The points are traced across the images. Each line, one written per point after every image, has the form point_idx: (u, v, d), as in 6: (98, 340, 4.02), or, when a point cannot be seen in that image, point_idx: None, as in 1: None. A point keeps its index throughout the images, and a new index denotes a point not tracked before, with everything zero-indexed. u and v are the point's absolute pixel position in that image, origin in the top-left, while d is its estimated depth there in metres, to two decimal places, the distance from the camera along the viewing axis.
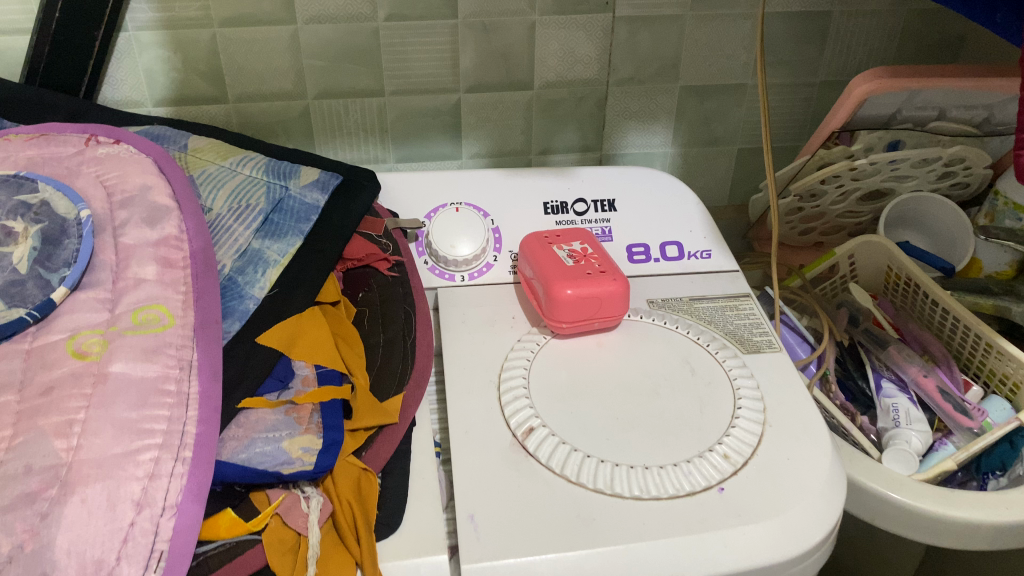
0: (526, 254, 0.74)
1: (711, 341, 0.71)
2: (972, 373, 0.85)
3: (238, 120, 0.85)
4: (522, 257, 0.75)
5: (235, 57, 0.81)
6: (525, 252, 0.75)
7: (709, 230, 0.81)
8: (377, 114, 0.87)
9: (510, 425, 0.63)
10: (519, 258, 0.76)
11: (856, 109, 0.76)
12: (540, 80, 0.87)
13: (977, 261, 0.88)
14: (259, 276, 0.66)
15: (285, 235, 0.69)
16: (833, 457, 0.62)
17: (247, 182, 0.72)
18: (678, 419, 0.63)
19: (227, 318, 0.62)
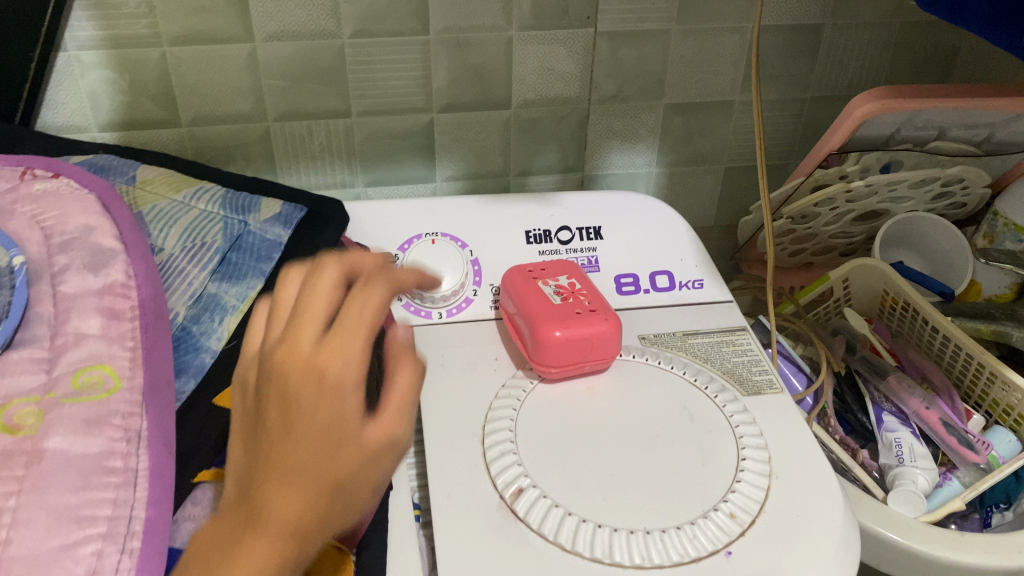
0: (509, 289, 0.69)
1: (709, 383, 0.66)
2: (973, 402, 0.81)
3: (192, 145, 0.79)
4: (504, 292, 0.70)
5: (187, 77, 0.74)
6: (507, 287, 0.70)
7: (701, 258, 0.77)
8: (344, 137, 0.81)
9: (497, 485, 0.57)
10: (501, 293, 0.70)
11: (855, 130, 0.72)
12: (518, 99, 0.82)
13: (976, 283, 0.84)
14: (215, 325, 0.60)
15: (245, 277, 0.63)
16: (845, 511, 0.58)
17: (201, 218, 0.66)
18: (679, 474, 0.58)
19: (181, 375, 0.57)
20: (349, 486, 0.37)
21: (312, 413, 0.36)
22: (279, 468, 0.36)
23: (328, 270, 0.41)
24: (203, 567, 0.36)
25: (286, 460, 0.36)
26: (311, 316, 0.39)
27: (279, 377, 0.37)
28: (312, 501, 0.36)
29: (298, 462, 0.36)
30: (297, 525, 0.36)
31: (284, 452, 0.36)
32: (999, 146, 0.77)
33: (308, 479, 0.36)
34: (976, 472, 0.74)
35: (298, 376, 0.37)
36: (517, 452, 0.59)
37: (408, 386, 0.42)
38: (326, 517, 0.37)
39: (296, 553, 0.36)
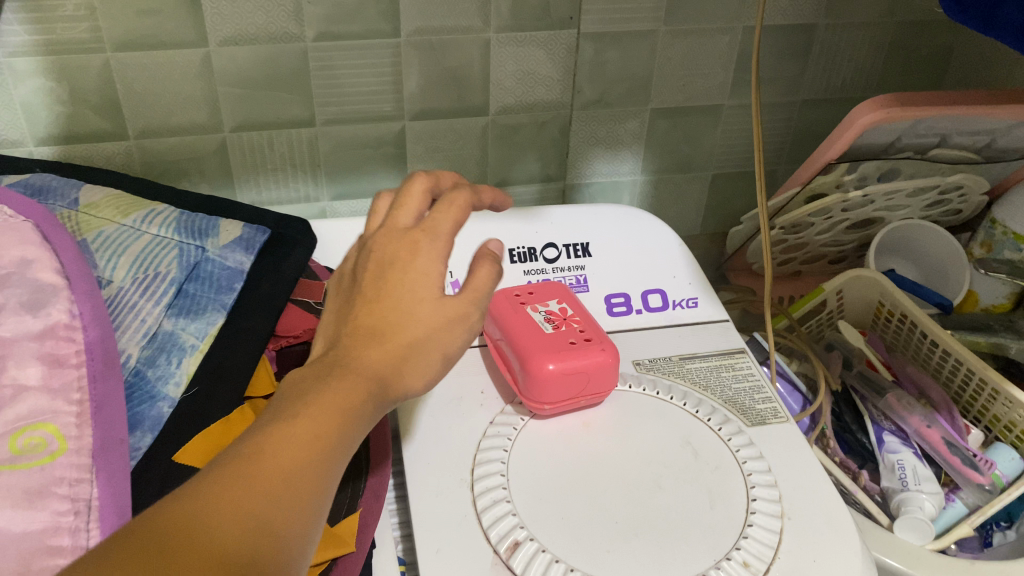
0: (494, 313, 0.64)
1: (712, 415, 0.62)
2: (971, 417, 0.79)
3: (141, 159, 0.72)
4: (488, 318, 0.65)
5: (135, 85, 0.67)
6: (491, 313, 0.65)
7: (696, 275, 0.72)
8: (308, 147, 0.75)
9: (490, 539, 0.52)
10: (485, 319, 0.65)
11: (856, 139, 0.68)
12: (496, 105, 0.77)
13: (974, 293, 0.82)
14: (173, 368, 0.53)
15: (204, 312, 0.57)
16: (863, 553, 0.54)
17: (154, 244, 0.59)
18: (687, 519, 0.54)
19: (136, 429, 0.50)
20: (431, 332, 0.39)
21: (407, 264, 0.40)
22: (375, 310, 0.39)
23: (417, 183, 0.44)
24: (290, 394, 0.36)
25: (381, 313, 0.39)
26: (409, 208, 0.42)
27: (383, 245, 0.41)
28: (396, 346, 0.38)
29: (391, 301, 0.39)
30: (385, 356, 0.38)
31: (376, 297, 0.39)
32: (1000, 151, 0.74)
33: (399, 319, 0.39)
34: (982, 494, 0.71)
35: (401, 237, 0.40)
36: (511, 500, 0.55)
37: (490, 266, 0.43)
38: (406, 366, 0.39)
39: (379, 385, 0.37)
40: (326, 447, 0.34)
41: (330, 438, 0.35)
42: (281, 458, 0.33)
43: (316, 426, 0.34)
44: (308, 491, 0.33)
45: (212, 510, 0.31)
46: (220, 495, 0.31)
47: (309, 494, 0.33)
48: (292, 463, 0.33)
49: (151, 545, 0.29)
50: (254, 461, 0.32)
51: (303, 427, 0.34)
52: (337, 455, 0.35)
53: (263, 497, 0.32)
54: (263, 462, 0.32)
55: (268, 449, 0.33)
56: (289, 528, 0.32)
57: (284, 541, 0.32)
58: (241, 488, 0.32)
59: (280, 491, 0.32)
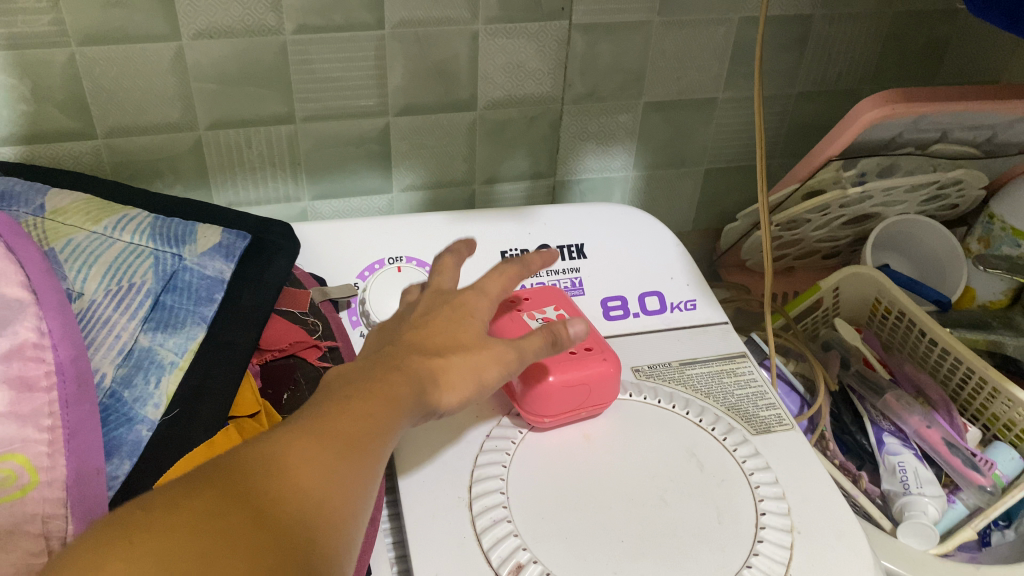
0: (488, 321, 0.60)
1: (715, 423, 0.60)
2: (969, 415, 0.78)
3: (111, 160, 0.68)
4: None
5: (104, 81, 0.63)
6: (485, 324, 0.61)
7: (693, 277, 0.71)
8: (288, 145, 0.72)
9: (491, 563, 0.50)
10: None
11: (859, 135, 0.66)
12: (484, 99, 0.74)
13: (971, 289, 0.81)
14: (152, 389, 0.50)
15: (183, 326, 0.53)
16: (876, 568, 0.52)
17: (127, 253, 0.55)
18: (697, 537, 0.52)
19: (112, 456, 0.47)
20: (466, 359, 0.45)
21: (451, 311, 0.48)
22: (419, 338, 0.45)
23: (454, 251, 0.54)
24: (342, 387, 0.40)
25: (425, 339, 0.45)
26: (448, 275, 0.52)
27: (431, 301, 0.49)
28: (437, 364, 0.44)
29: (436, 336, 0.46)
30: (428, 367, 0.43)
31: (421, 329, 0.46)
32: (999, 146, 0.72)
33: (443, 348, 0.45)
34: (982, 495, 0.70)
35: (447, 300, 0.49)
36: (513, 520, 0.52)
37: (542, 336, 0.49)
38: (443, 378, 0.44)
39: (422, 389, 0.42)
40: (380, 422, 0.38)
41: (384, 417, 0.39)
42: (347, 425, 0.37)
43: (376, 407, 0.39)
44: (369, 455, 0.37)
45: (293, 458, 0.34)
46: (299, 445, 0.35)
47: (370, 459, 0.37)
48: (353, 436, 0.37)
49: (235, 484, 0.32)
50: (327, 425, 0.36)
51: (363, 404, 0.39)
52: (391, 433, 0.39)
53: (336, 453, 0.36)
54: (332, 427, 0.36)
55: (335, 417, 0.37)
56: (355, 484, 0.36)
57: (350, 495, 0.35)
58: (317, 446, 0.35)
59: (350, 451, 0.36)
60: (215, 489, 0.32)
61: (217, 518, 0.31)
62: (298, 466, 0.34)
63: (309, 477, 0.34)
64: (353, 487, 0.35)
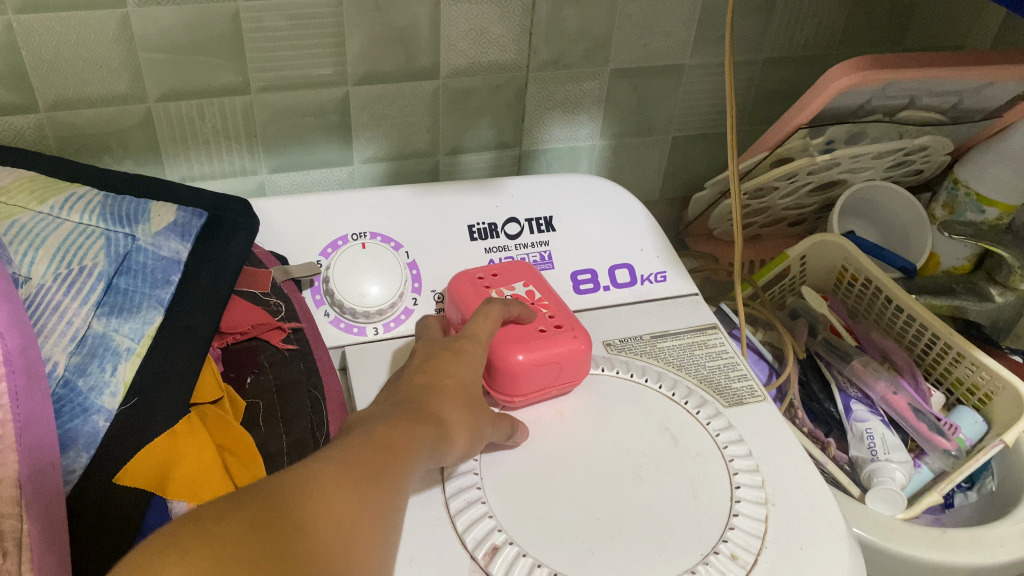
0: (457, 299, 0.60)
1: (688, 397, 0.59)
2: (933, 380, 0.78)
3: (56, 135, 0.64)
4: (449, 300, 0.61)
5: (44, 51, 0.60)
6: (452, 294, 0.61)
7: (662, 249, 0.71)
8: (243, 117, 0.69)
9: (466, 544, 0.49)
10: (446, 302, 0.62)
11: (828, 102, 0.65)
12: (446, 67, 0.71)
13: (935, 256, 0.82)
14: (107, 377, 0.48)
15: (139, 311, 0.51)
16: (849, 536, 0.52)
17: (76, 234, 0.52)
18: (671, 513, 0.51)
19: (69, 449, 0.45)
20: (470, 405, 0.48)
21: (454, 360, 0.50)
22: (429, 382, 0.48)
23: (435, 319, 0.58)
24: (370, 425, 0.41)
25: (433, 382, 0.48)
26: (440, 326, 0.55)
27: (431, 349, 0.52)
28: (449, 407, 0.47)
29: (445, 381, 0.48)
30: (439, 411, 0.46)
31: (427, 374, 0.49)
32: (966, 112, 0.72)
33: (451, 391, 0.48)
34: (948, 459, 0.71)
35: (447, 348, 0.51)
36: (487, 501, 0.51)
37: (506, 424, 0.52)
38: (453, 419, 0.46)
39: (438, 432, 0.44)
40: (399, 461, 0.39)
41: (405, 452, 0.40)
42: (371, 457, 0.38)
43: (397, 441, 0.40)
44: (393, 484, 0.37)
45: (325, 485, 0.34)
46: (329, 469, 0.35)
47: (395, 487, 0.37)
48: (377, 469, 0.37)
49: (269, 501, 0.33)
50: (352, 457, 0.37)
51: (384, 441, 0.40)
52: (410, 468, 0.40)
53: (363, 480, 0.36)
54: (358, 458, 0.37)
55: (359, 450, 0.38)
56: (382, 509, 0.36)
57: (377, 520, 0.35)
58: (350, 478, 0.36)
59: (375, 479, 0.37)
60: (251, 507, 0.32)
61: (252, 533, 0.31)
62: (329, 489, 0.34)
63: (339, 500, 0.34)
64: (379, 512, 0.36)
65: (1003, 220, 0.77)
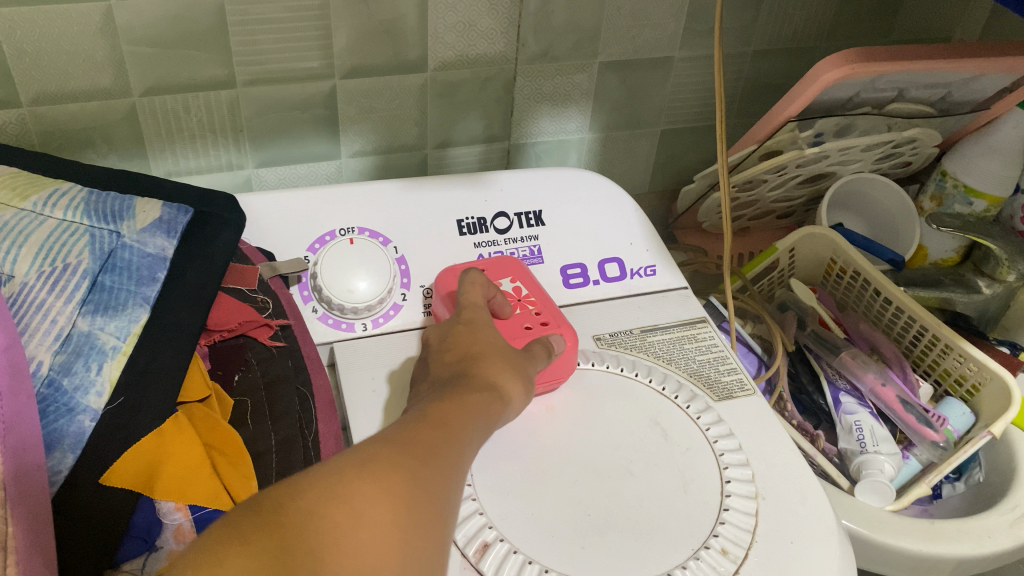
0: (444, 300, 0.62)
1: (678, 391, 0.59)
2: (922, 371, 0.79)
3: (38, 130, 0.64)
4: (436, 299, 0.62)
5: (24, 44, 0.59)
6: (439, 290, 0.62)
7: (652, 242, 0.70)
8: (229, 111, 0.68)
9: (457, 541, 0.49)
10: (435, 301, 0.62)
11: (818, 94, 0.65)
12: (434, 60, 0.71)
13: (923, 248, 0.82)
14: (93, 376, 0.47)
15: (124, 308, 0.50)
16: (838, 529, 0.53)
17: (60, 231, 0.52)
18: (662, 508, 0.51)
19: (54, 450, 0.44)
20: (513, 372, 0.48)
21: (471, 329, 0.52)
22: (460, 356, 0.49)
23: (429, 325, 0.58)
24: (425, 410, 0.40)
25: (465, 354, 0.49)
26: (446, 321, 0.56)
27: (442, 332, 0.53)
28: (492, 374, 0.47)
29: (473, 348, 0.49)
30: (486, 377, 0.46)
31: (456, 350, 0.50)
32: (954, 104, 0.72)
33: (486, 356, 0.48)
34: (936, 451, 0.71)
35: (460, 326, 0.52)
36: (478, 498, 0.51)
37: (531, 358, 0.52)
38: (499, 386, 0.46)
39: (490, 396, 0.44)
40: (453, 438, 0.39)
41: (457, 430, 0.39)
42: (426, 435, 0.37)
43: (448, 419, 0.40)
44: (448, 464, 0.36)
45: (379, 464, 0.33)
46: (382, 453, 0.34)
47: (448, 468, 0.36)
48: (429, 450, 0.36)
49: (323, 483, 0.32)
50: (406, 441, 0.36)
51: (436, 417, 0.39)
52: (464, 444, 0.39)
53: (418, 462, 0.35)
54: (412, 442, 0.36)
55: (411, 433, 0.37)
56: (439, 487, 0.35)
57: (436, 503, 0.34)
58: (405, 458, 0.35)
59: (429, 459, 0.36)
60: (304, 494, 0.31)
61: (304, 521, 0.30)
62: (380, 472, 0.33)
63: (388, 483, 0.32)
64: (437, 492, 0.34)
65: (991, 212, 0.77)
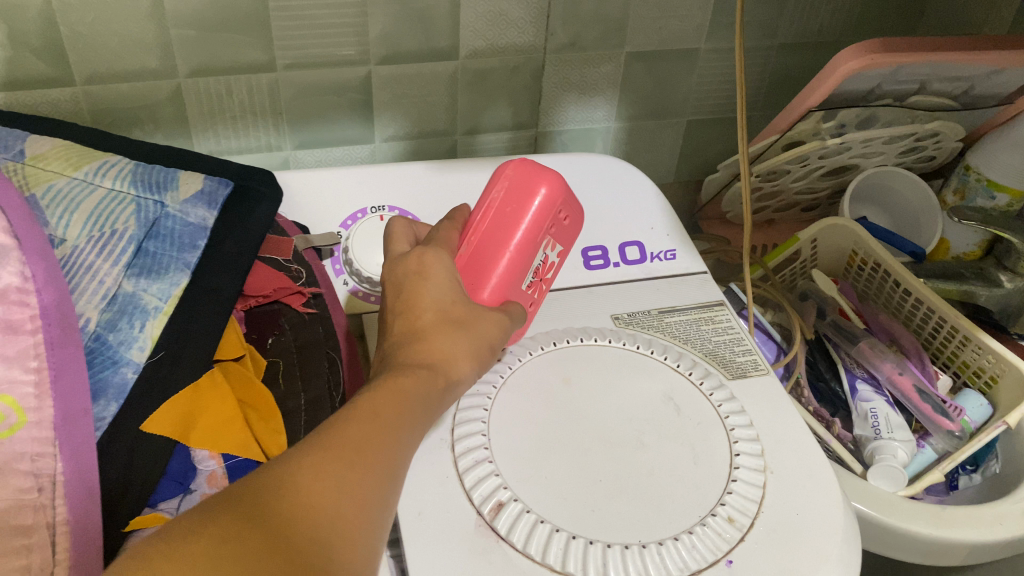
0: (514, 183, 0.55)
1: (693, 368, 0.61)
2: (941, 363, 0.79)
3: (90, 108, 0.67)
4: (521, 177, 0.55)
5: (79, 26, 0.63)
6: (510, 173, 0.55)
7: (673, 228, 0.72)
8: (269, 94, 0.71)
9: (473, 500, 0.51)
10: (523, 172, 0.55)
11: (839, 85, 0.67)
12: (465, 49, 0.73)
13: (945, 241, 0.83)
14: (136, 332, 0.50)
15: (167, 272, 0.53)
16: (844, 505, 0.54)
17: (109, 200, 0.55)
18: (672, 477, 0.53)
19: (99, 398, 0.47)
20: (473, 344, 0.46)
21: (418, 279, 0.47)
22: (408, 328, 0.45)
23: (401, 223, 0.54)
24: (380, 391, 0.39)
25: (414, 324, 0.45)
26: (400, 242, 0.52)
27: (393, 272, 0.48)
28: (442, 341, 0.44)
29: (419, 305, 0.46)
30: (429, 353, 0.43)
31: (405, 314, 0.46)
32: (977, 98, 0.73)
33: (428, 325, 0.45)
34: (951, 441, 0.72)
35: (410, 276, 0.47)
36: (494, 460, 0.53)
37: (495, 326, 0.48)
38: (453, 365, 0.44)
39: (430, 373, 0.42)
40: (396, 424, 0.38)
41: (398, 416, 0.39)
42: (362, 429, 0.37)
43: (387, 401, 0.39)
44: (386, 457, 0.37)
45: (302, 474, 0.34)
46: (311, 457, 0.35)
47: (387, 461, 0.37)
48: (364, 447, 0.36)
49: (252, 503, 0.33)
50: (338, 434, 0.36)
51: (370, 406, 0.38)
52: (403, 430, 0.39)
53: (350, 462, 0.35)
54: (344, 434, 0.36)
55: (345, 422, 0.37)
56: (372, 489, 0.35)
57: (367, 506, 0.35)
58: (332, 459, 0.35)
59: (365, 458, 0.36)
60: (232, 512, 0.32)
61: (232, 542, 0.31)
62: (310, 479, 0.34)
63: (320, 489, 0.34)
64: (371, 495, 0.35)
65: (1014, 207, 0.77)
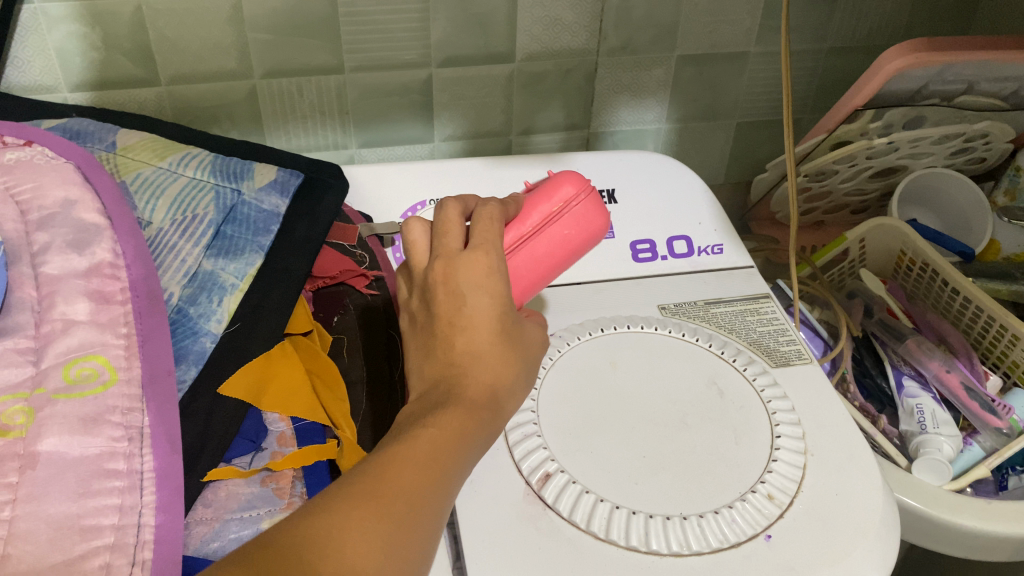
0: (577, 211, 0.56)
1: (736, 355, 0.63)
2: (990, 363, 0.79)
3: (173, 106, 0.73)
4: (593, 212, 0.56)
5: (166, 31, 0.68)
6: (587, 199, 0.56)
7: (720, 223, 0.74)
8: (336, 95, 0.76)
9: (522, 471, 0.54)
10: (597, 206, 0.56)
11: (884, 85, 0.69)
12: (521, 52, 0.77)
13: (995, 242, 0.83)
14: (215, 306, 0.54)
15: (243, 253, 0.57)
16: (884, 488, 0.55)
17: (190, 187, 0.60)
18: (713, 455, 0.55)
19: (181, 363, 0.52)
20: (522, 370, 0.46)
21: (479, 291, 0.45)
22: (470, 350, 0.44)
23: (454, 206, 0.49)
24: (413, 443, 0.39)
25: (474, 344, 0.44)
26: (453, 234, 0.47)
27: (449, 271, 0.45)
28: (493, 361, 0.44)
29: (469, 318, 0.44)
30: (480, 374, 0.43)
31: (469, 331, 0.44)
32: None
33: (483, 339, 0.44)
34: (999, 438, 0.72)
35: (467, 284, 0.44)
36: (542, 435, 0.56)
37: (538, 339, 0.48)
38: (505, 391, 0.44)
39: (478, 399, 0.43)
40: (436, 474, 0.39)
41: (435, 472, 0.39)
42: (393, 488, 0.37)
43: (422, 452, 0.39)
44: (427, 513, 0.37)
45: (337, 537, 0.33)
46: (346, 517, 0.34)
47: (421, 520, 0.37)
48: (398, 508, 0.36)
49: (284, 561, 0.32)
50: (380, 489, 0.36)
51: (403, 461, 0.38)
52: (437, 486, 0.39)
53: (392, 517, 0.36)
54: (378, 491, 0.36)
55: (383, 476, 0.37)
56: (411, 546, 0.36)
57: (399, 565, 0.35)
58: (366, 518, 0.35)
59: (405, 513, 0.36)
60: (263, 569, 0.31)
61: None
62: (354, 538, 0.34)
63: (363, 546, 0.34)
64: (405, 553, 0.35)
65: None
